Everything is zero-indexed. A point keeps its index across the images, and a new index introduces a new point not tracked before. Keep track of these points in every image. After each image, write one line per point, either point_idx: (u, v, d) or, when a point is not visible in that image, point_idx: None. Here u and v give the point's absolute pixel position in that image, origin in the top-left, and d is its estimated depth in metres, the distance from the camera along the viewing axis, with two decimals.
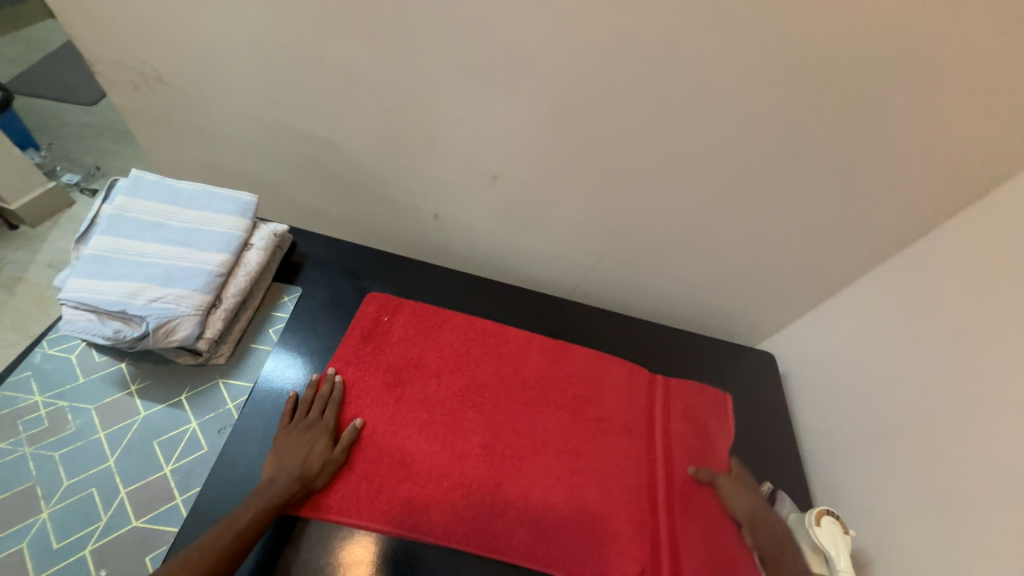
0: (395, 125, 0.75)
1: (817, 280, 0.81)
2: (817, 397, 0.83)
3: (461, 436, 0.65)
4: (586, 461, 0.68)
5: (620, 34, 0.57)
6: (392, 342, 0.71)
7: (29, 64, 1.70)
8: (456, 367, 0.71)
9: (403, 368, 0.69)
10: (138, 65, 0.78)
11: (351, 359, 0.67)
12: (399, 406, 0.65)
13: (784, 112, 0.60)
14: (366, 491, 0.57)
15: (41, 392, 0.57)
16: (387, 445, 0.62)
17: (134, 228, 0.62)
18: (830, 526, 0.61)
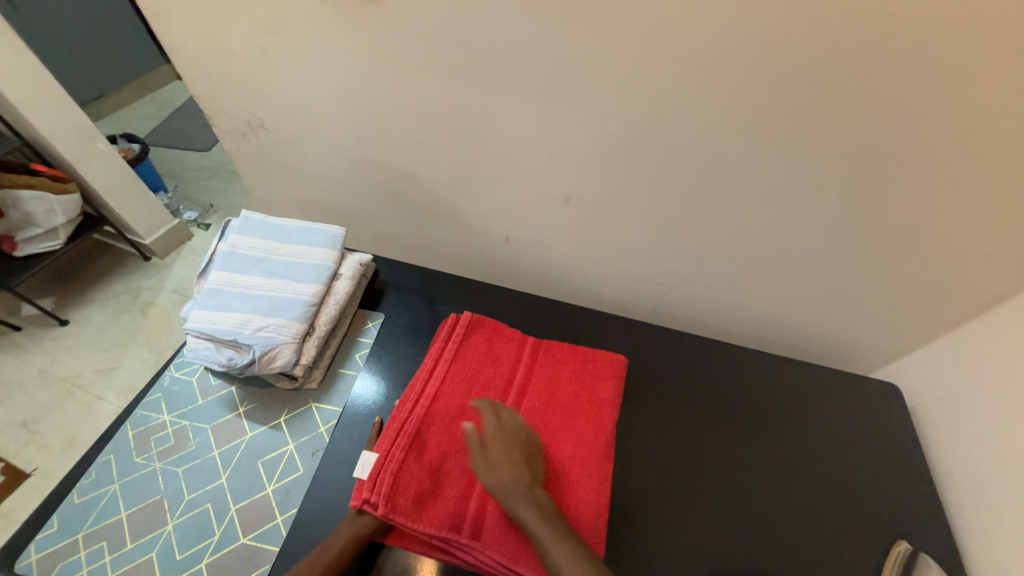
0: (468, 153, 0.76)
1: (951, 300, 0.68)
2: (955, 440, 0.69)
3: None
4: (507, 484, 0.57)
5: (703, 45, 0.53)
6: (459, 359, 0.67)
7: (160, 120, 2.01)
8: (516, 385, 0.67)
9: (464, 386, 0.65)
10: (246, 116, 0.87)
11: (420, 375, 0.65)
12: (454, 423, 0.61)
13: (909, 113, 0.52)
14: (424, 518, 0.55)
15: (169, 412, 0.64)
16: (450, 472, 0.57)
17: (243, 263, 0.68)
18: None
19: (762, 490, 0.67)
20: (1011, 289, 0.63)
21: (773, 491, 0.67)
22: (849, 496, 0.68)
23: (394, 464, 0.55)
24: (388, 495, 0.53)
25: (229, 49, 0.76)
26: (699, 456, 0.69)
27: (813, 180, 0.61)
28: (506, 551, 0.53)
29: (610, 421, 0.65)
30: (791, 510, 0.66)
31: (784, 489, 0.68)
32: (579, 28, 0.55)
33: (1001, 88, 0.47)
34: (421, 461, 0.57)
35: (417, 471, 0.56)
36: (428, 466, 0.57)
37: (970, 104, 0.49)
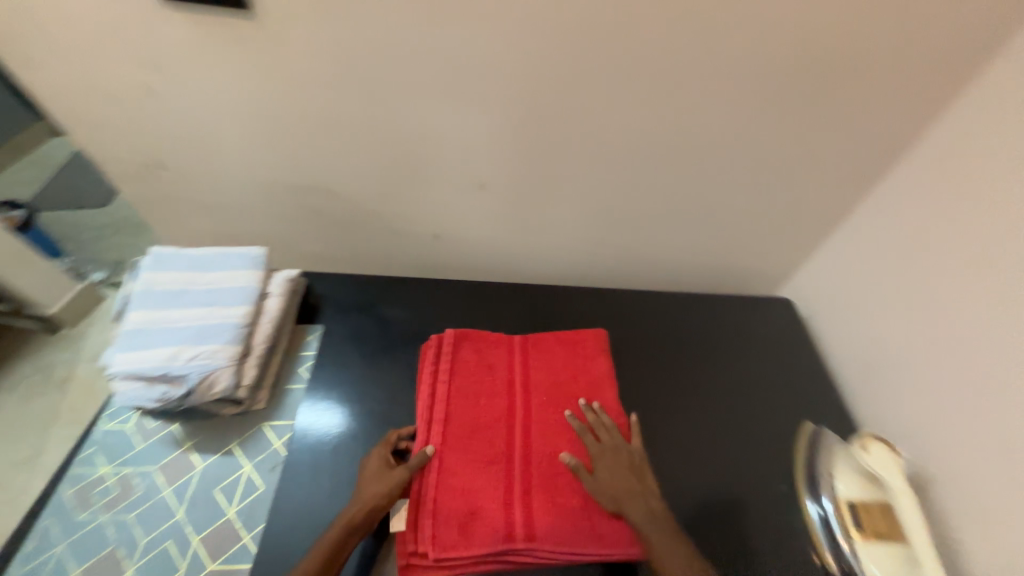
0: (379, 159, 0.79)
1: (815, 217, 0.81)
2: (841, 333, 0.82)
3: (542, 460, 0.64)
4: (546, 481, 0.62)
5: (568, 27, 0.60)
6: (456, 378, 0.70)
7: None
8: (518, 387, 0.71)
9: (468, 402, 0.68)
10: (139, 157, 0.84)
11: (424, 404, 0.67)
12: (472, 439, 0.65)
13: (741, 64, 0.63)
14: (464, 537, 0.58)
15: (107, 463, 0.62)
16: (480, 488, 0.61)
17: (163, 298, 0.66)
18: (879, 453, 0.63)
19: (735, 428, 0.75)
20: (854, 196, 0.77)
21: (713, 413, 0.76)
22: (766, 400, 0.79)
23: (430, 504, 0.59)
24: (433, 537, 0.57)
25: (108, 89, 0.73)
26: (678, 408, 0.76)
27: (690, 132, 0.71)
28: (560, 539, 0.58)
29: (614, 396, 0.71)
30: (724, 421, 0.75)
31: (740, 414, 0.76)
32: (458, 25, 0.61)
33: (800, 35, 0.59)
34: (456, 485, 0.61)
35: (450, 498, 0.60)
36: (460, 489, 0.61)
37: (784, 49, 0.61)
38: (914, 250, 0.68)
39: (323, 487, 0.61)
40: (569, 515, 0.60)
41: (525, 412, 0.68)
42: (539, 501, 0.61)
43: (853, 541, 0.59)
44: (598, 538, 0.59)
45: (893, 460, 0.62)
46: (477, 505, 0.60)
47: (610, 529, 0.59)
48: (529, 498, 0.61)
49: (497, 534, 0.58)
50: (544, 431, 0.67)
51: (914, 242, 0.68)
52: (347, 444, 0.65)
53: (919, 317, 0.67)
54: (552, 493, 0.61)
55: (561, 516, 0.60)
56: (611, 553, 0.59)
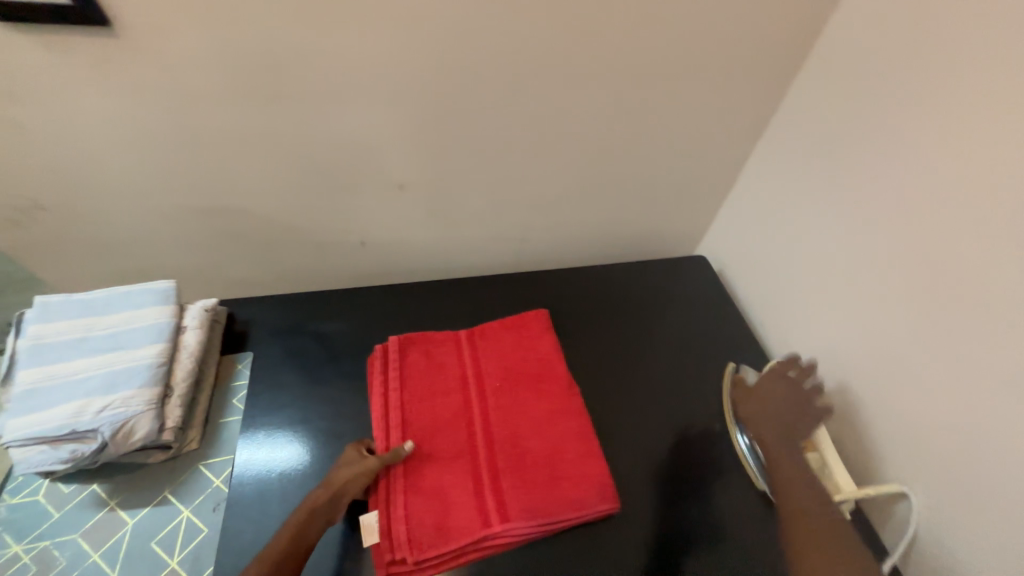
0: (290, 172, 0.76)
1: (715, 177, 0.90)
2: (751, 278, 0.91)
3: (508, 443, 0.64)
4: (516, 461, 0.63)
5: (464, 20, 0.63)
6: (408, 380, 0.68)
7: None
8: (472, 379, 0.70)
9: (425, 403, 0.67)
10: (9, 201, 0.74)
11: (379, 413, 0.65)
12: (434, 439, 0.64)
13: (628, 42, 0.68)
14: (438, 537, 0.57)
15: (18, 541, 0.55)
16: (446, 485, 0.60)
17: (58, 350, 0.60)
18: (782, 374, 0.72)
19: (680, 383, 0.81)
20: (742, 153, 0.87)
21: (653, 371, 0.82)
22: (695, 351, 0.86)
23: (401, 509, 0.58)
24: (409, 541, 0.56)
25: None
26: (628, 377, 0.80)
27: (597, 108, 0.75)
28: (536, 516, 0.59)
29: (564, 369, 0.72)
30: (661, 375, 0.81)
31: (676, 367, 0.83)
32: (355, 25, 0.61)
33: (675, 12, 0.66)
34: (424, 488, 0.60)
35: (420, 501, 0.59)
36: (427, 491, 0.60)
37: (663, 26, 0.67)
38: (801, 195, 0.77)
39: (275, 516, 0.59)
40: (538, 491, 0.61)
41: (482, 402, 0.68)
42: (508, 484, 0.61)
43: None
44: (571, 506, 0.61)
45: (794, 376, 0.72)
46: (448, 503, 0.59)
47: (580, 494, 0.61)
48: (499, 484, 0.61)
49: (472, 526, 0.58)
50: (503, 417, 0.67)
51: (799, 187, 0.78)
52: (297, 467, 0.63)
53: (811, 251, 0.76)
54: (520, 474, 0.62)
55: (531, 494, 0.60)
56: (584, 515, 0.61)
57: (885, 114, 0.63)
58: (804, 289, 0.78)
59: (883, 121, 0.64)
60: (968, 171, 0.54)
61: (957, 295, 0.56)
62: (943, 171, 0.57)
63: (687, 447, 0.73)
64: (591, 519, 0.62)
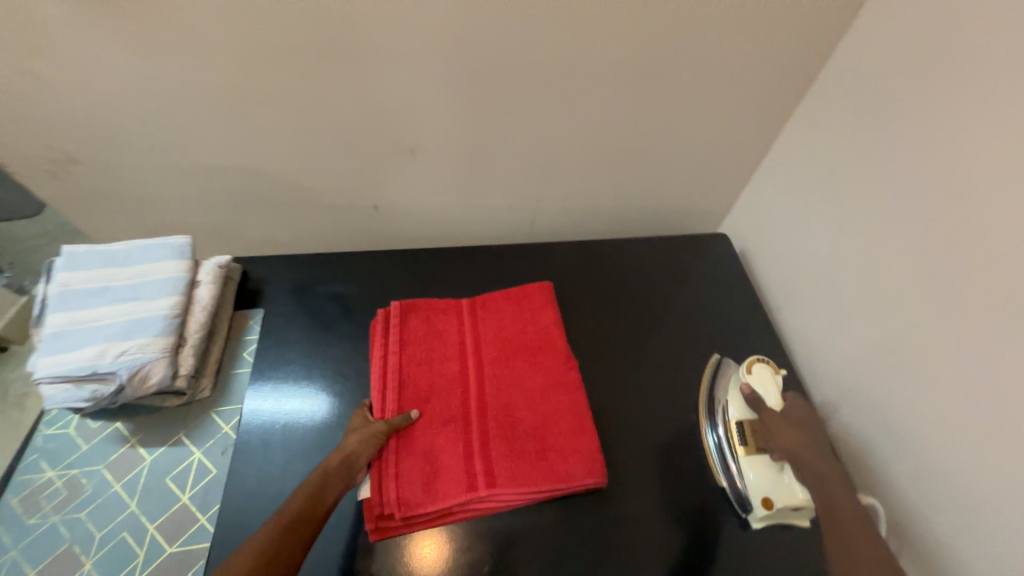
0: (298, 134, 0.75)
1: (745, 149, 0.84)
2: (774, 260, 0.86)
3: (501, 412, 0.65)
4: (507, 429, 0.64)
5: None
6: (407, 346, 0.69)
7: None
8: (470, 347, 0.71)
9: (423, 368, 0.68)
10: (36, 156, 0.76)
11: (377, 376, 0.67)
12: (429, 403, 0.65)
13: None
14: (427, 496, 0.59)
15: (52, 467, 0.61)
16: (438, 448, 0.62)
17: (83, 298, 0.64)
18: (761, 371, 0.69)
19: (687, 364, 0.79)
20: (779, 122, 0.79)
21: (659, 351, 0.80)
22: (706, 333, 0.83)
23: (393, 468, 0.60)
24: (398, 498, 0.58)
25: None
26: (633, 355, 0.79)
27: (622, 68, 0.69)
28: (521, 485, 0.60)
29: (563, 343, 0.71)
30: (667, 356, 0.79)
31: (684, 349, 0.81)
32: None
33: None
34: (417, 450, 0.62)
35: (412, 462, 0.61)
36: (419, 452, 0.61)
37: None
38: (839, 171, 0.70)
39: (276, 463, 0.62)
40: (526, 460, 0.62)
41: (478, 371, 0.69)
42: (498, 452, 0.62)
43: (738, 457, 0.65)
44: (559, 475, 0.61)
45: (773, 376, 0.68)
46: (439, 465, 0.61)
47: (567, 467, 0.62)
48: (488, 450, 0.62)
49: (460, 488, 0.59)
50: (498, 386, 0.67)
51: (828, 160, 0.70)
52: (299, 419, 0.66)
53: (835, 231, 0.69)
54: (510, 443, 0.63)
55: (519, 462, 0.62)
56: (571, 487, 0.61)
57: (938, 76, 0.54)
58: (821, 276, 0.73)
59: (925, 95, 0.55)
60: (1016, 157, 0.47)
61: (988, 291, 0.50)
62: (995, 148, 0.49)
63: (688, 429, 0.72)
64: (577, 491, 0.63)
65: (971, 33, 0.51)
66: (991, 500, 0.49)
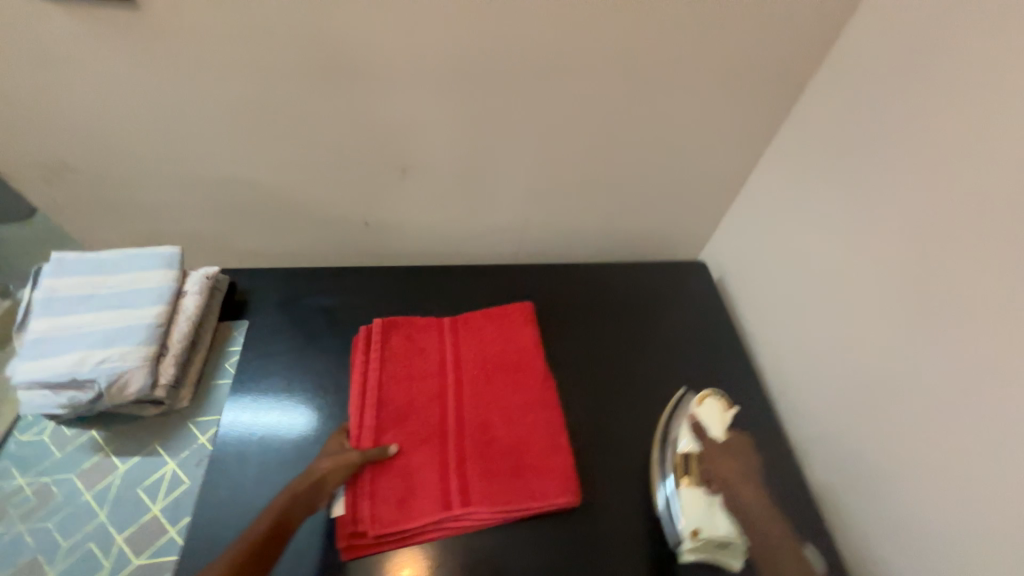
0: (296, 151, 0.78)
1: (722, 180, 0.88)
2: (750, 287, 0.89)
3: (477, 430, 0.66)
4: (482, 449, 0.64)
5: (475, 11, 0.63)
6: (388, 362, 0.70)
7: None
8: (449, 365, 0.72)
9: (402, 385, 0.69)
10: (35, 162, 0.77)
11: (356, 391, 0.67)
12: (407, 420, 0.66)
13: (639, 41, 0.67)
14: (400, 515, 0.59)
15: (22, 475, 0.61)
16: (414, 465, 0.62)
17: (68, 304, 0.65)
18: (711, 404, 0.71)
19: (663, 387, 0.80)
20: (753, 157, 0.85)
21: (637, 373, 0.82)
22: (684, 357, 0.85)
23: (368, 485, 0.60)
24: (371, 516, 0.58)
25: None
26: (610, 377, 0.80)
27: (608, 103, 0.74)
28: (495, 504, 0.61)
29: (542, 363, 0.73)
30: (645, 378, 0.81)
31: (661, 371, 0.83)
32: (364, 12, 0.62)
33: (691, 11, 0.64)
34: (392, 468, 0.62)
35: (387, 479, 0.61)
36: (395, 470, 0.62)
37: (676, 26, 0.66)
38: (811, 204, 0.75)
39: (250, 476, 0.62)
40: (501, 479, 0.62)
41: (456, 389, 0.70)
42: (473, 470, 0.63)
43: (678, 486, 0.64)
44: (534, 495, 0.62)
45: (721, 409, 0.70)
46: (413, 483, 0.61)
47: (541, 486, 0.62)
48: (464, 469, 0.62)
49: (434, 507, 0.60)
50: (476, 404, 0.68)
51: (807, 193, 0.76)
52: (275, 432, 0.66)
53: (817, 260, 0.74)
54: (485, 462, 0.63)
55: (494, 481, 0.62)
56: (544, 507, 0.62)
57: (908, 120, 0.60)
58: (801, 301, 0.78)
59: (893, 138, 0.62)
60: (984, 199, 0.52)
61: (955, 320, 0.55)
62: (960, 193, 0.55)
63: None
64: (551, 512, 0.63)
65: (935, 85, 0.57)
66: (964, 511, 0.53)
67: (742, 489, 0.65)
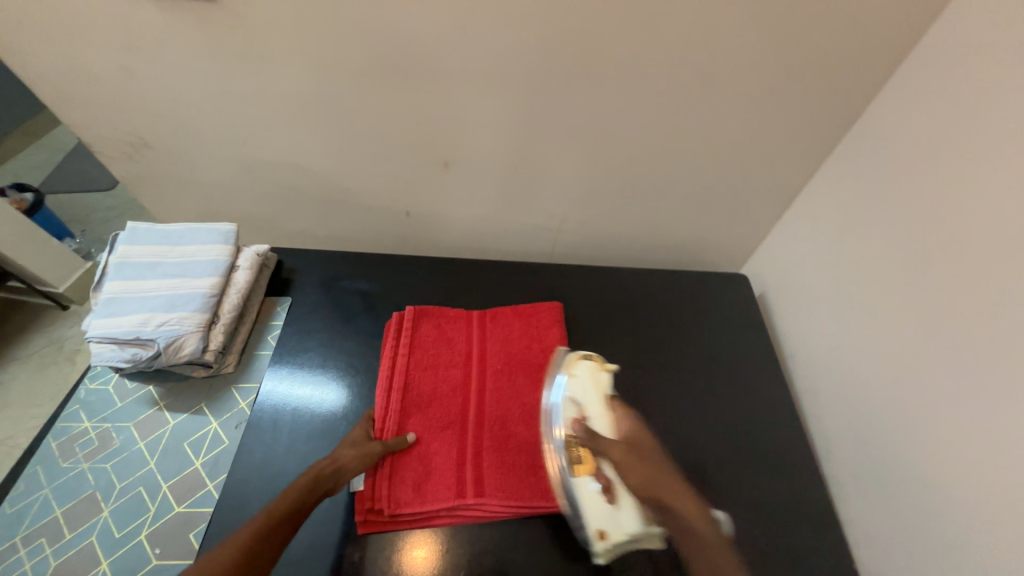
0: (347, 141, 0.81)
1: (775, 191, 0.84)
2: (795, 305, 0.85)
3: (496, 424, 0.67)
4: (499, 443, 0.65)
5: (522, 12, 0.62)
6: (416, 349, 0.72)
7: (97, 212, 1.65)
8: (474, 358, 0.73)
9: (428, 372, 0.71)
10: (122, 139, 0.85)
11: (385, 375, 0.70)
12: (429, 407, 0.68)
13: (692, 49, 0.64)
14: (416, 498, 0.61)
15: (89, 419, 0.68)
16: (432, 451, 0.64)
17: (137, 269, 0.71)
18: (588, 379, 0.67)
19: (692, 401, 0.78)
20: (812, 168, 0.80)
21: (666, 384, 0.80)
22: (716, 372, 0.82)
23: (387, 466, 0.62)
24: (389, 495, 0.60)
25: (87, 73, 0.74)
26: (635, 385, 0.79)
27: (657, 107, 0.72)
28: (508, 498, 0.62)
29: None
30: (674, 389, 0.79)
31: (692, 384, 0.80)
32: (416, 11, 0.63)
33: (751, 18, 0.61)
34: (411, 451, 0.64)
35: (406, 462, 0.63)
36: (415, 454, 0.64)
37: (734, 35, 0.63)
38: (863, 224, 0.70)
39: (282, 443, 0.66)
40: (515, 475, 0.63)
41: (479, 382, 0.71)
42: (489, 463, 0.64)
43: (574, 480, 0.60)
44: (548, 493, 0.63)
45: (597, 382, 0.67)
46: (430, 469, 0.63)
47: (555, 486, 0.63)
48: (480, 460, 0.64)
49: (448, 494, 0.61)
50: (497, 399, 0.69)
51: (863, 211, 0.70)
52: (308, 403, 0.70)
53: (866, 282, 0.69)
54: (501, 455, 0.64)
55: (509, 475, 0.63)
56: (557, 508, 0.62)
57: (991, 142, 0.53)
58: (842, 327, 0.73)
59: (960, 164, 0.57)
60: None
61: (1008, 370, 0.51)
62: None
63: (688, 466, 0.71)
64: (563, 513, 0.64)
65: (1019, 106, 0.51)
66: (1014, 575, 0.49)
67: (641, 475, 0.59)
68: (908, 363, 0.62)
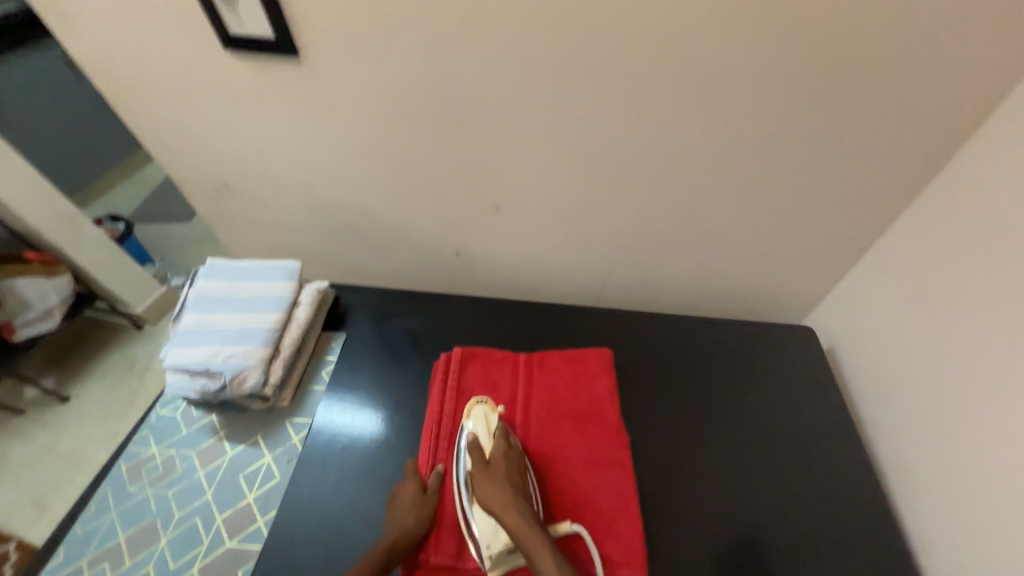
0: (405, 185, 0.86)
1: (844, 240, 0.79)
2: (870, 363, 0.78)
3: (542, 477, 0.64)
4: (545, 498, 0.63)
5: (578, 69, 0.64)
6: (463, 392, 0.72)
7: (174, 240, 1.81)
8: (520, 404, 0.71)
9: None
10: (207, 182, 0.94)
11: (430, 417, 0.69)
12: None
13: (751, 101, 0.64)
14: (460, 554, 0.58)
15: (156, 444, 0.72)
16: None
17: (212, 302, 0.77)
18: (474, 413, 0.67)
19: (753, 464, 0.72)
20: (886, 218, 0.75)
21: (723, 442, 0.74)
22: (780, 433, 0.76)
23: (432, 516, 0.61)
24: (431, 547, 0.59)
25: (186, 125, 0.83)
26: (689, 442, 0.74)
27: (713, 155, 0.71)
28: None
29: (615, 417, 0.70)
30: (732, 449, 0.73)
31: (752, 445, 0.74)
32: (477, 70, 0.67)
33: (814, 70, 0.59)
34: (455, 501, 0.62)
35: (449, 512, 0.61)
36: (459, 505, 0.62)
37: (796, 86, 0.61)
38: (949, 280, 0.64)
39: (329, 482, 0.66)
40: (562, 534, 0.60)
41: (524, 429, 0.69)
42: None
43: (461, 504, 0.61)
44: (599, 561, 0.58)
45: (481, 416, 0.66)
46: None
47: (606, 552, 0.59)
48: None
49: None
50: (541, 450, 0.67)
51: (950, 266, 0.64)
52: (355, 442, 0.71)
53: (956, 345, 0.62)
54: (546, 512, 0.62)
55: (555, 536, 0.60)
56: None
57: None
58: (929, 393, 0.66)
59: None
60: None
61: None
62: None
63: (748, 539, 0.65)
64: None
65: None
66: None
67: (491, 496, 0.58)
68: (1013, 443, 0.54)
